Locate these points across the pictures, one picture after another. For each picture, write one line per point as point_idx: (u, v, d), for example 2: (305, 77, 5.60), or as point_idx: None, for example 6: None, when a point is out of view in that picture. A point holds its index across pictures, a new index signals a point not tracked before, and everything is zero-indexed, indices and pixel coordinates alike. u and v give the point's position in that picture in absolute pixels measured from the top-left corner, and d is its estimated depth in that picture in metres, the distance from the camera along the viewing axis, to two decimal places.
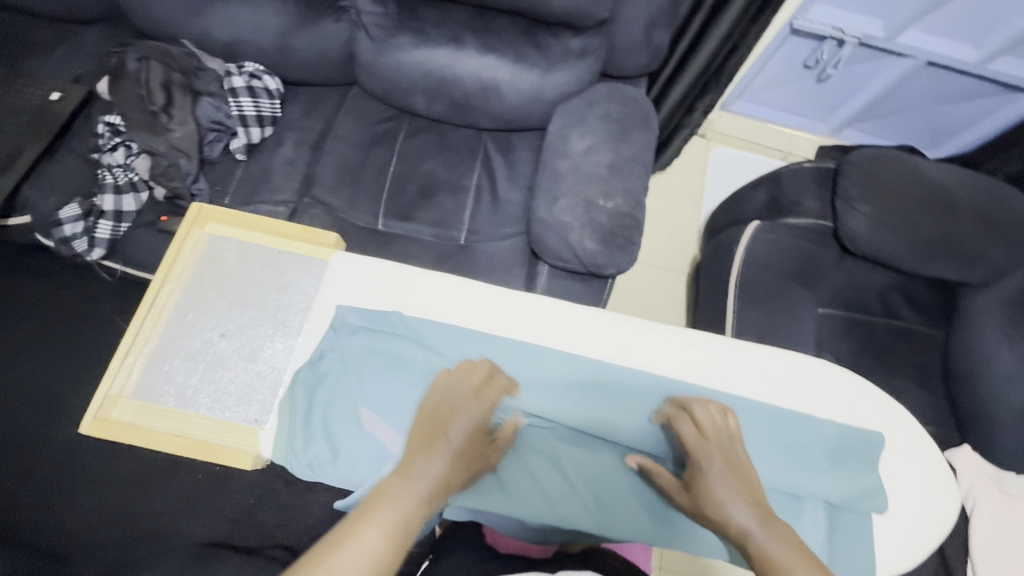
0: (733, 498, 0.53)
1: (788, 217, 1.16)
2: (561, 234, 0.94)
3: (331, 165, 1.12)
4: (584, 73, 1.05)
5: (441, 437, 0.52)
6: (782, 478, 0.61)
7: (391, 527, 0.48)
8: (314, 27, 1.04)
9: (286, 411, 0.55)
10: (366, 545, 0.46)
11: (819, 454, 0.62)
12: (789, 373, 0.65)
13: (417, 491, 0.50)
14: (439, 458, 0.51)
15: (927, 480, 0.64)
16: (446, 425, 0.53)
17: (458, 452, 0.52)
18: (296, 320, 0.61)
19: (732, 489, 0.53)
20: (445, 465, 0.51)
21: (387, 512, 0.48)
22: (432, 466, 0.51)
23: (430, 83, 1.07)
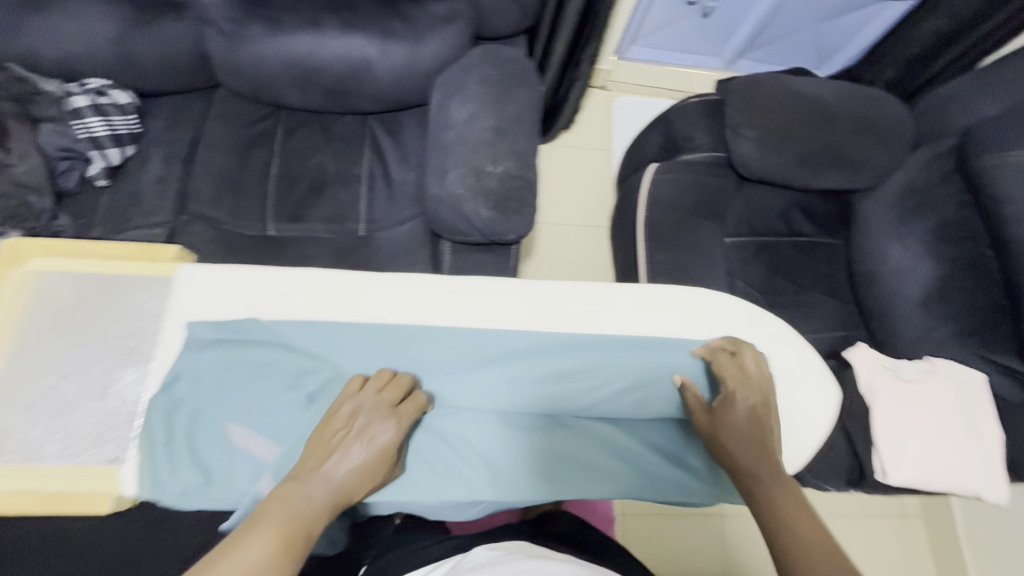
0: (751, 441, 0.58)
1: (683, 154, 1.16)
2: (455, 208, 0.91)
3: (206, 176, 1.04)
4: (455, 39, 1.01)
5: (350, 446, 0.53)
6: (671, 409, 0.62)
7: (288, 530, 0.46)
8: (154, 30, 0.96)
9: (145, 442, 0.54)
10: (257, 549, 0.43)
11: (698, 377, 0.64)
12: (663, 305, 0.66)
13: (317, 494, 0.49)
14: (344, 462, 0.52)
15: (808, 382, 0.66)
16: (357, 435, 0.54)
17: (367, 460, 0.53)
18: (147, 346, 0.59)
19: (756, 432, 0.58)
20: (350, 471, 0.52)
21: (284, 514, 0.47)
22: (334, 471, 0.51)
23: (296, 73, 1.01)
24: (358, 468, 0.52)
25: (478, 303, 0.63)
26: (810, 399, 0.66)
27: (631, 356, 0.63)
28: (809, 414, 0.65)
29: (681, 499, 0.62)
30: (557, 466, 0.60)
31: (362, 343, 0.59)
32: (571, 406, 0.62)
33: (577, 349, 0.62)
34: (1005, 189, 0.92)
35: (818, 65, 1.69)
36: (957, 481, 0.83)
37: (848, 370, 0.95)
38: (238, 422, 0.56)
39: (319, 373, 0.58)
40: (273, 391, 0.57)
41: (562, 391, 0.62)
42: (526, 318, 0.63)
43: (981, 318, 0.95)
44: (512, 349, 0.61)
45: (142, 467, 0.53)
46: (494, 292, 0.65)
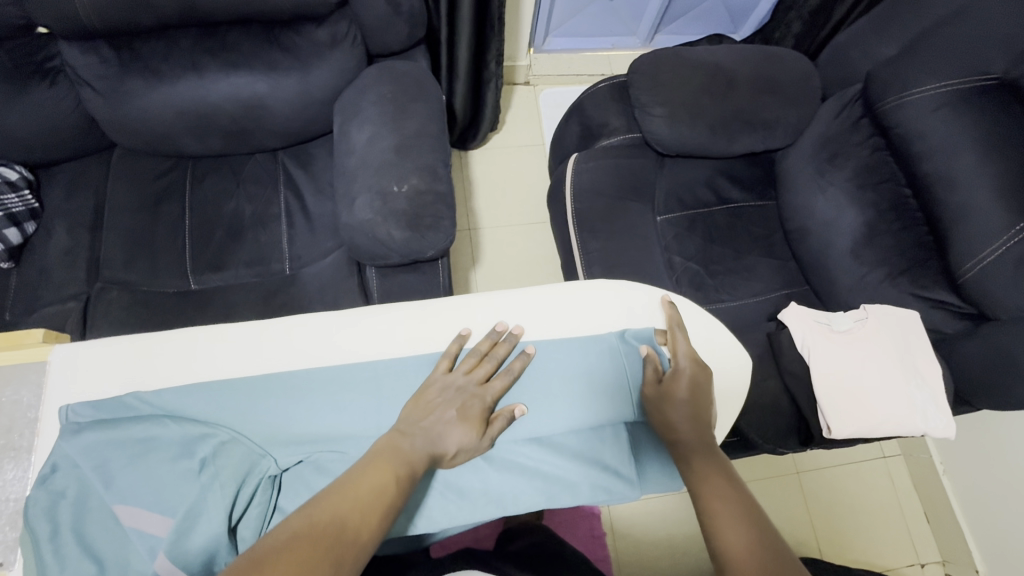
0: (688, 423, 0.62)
1: (601, 139, 1.15)
2: (368, 233, 0.89)
3: (116, 240, 1.01)
4: (345, 63, 1.00)
5: (450, 414, 0.59)
6: (579, 410, 0.63)
7: (397, 470, 0.55)
8: (26, 100, 0.93)
9: (27, 541, 0.51)
10: (375, 484, 0.53)
11: (605, 371, 0.65)
12: (559, 306, 0.68)
13: (419, 447, 0.57)
14: (441, 427, 0.58)
15: (712, 352, 0.70)
16: (458, 405, 0.59)
17: (462, 424, 0.59)
18: (23, 439, 0.59)
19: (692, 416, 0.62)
20: (445, 434, 0.58)
21: (391, 459, 0.55)
22: (434, 432, 0.58)
23: (190, 121, 0.99)
24: (452, 430, 0.58)
25: (380, 331, 0.64)
26: (720, 374, 0.69)
27: (533, 365, 0.65)
28: (718, 388, 0.69)
29: (603, 498, 0.62)
30: (471, 488, 0.61)
31: (257, 397, 0.58)
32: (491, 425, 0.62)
33: None
34: (909, 127, 0.94)
35: (734, 29, 1.70)
36: (892, 425, 0.87)
37: (784, 330, 0.97)
38: (126, 501, 0.53)
39: (209, 437, 0.56)
40: (165, 462, 0.55)
41: None
42: (428, 340, 0.65)
43: (908, 256, 0.96)
44: (414, 375, 0.63)
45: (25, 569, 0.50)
46: (393, 318, 0.65)
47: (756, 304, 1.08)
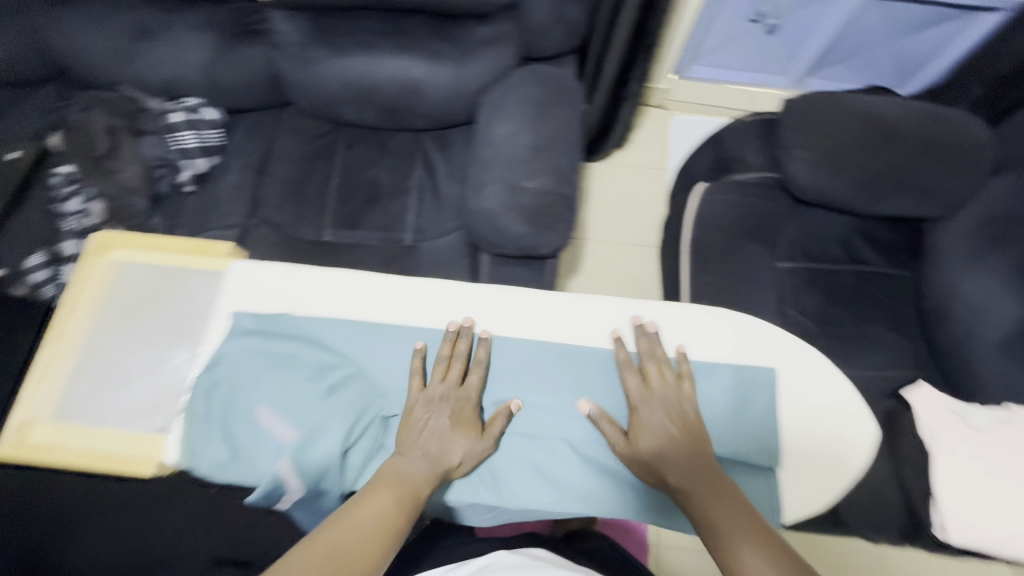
0: (674, 457, 0.60)
1: (734, 173, 1.12)
2: (491, 221, 0.94)
3: (276, 185, 1.15)
4: (500, 60, 1.06)
5: (446, 424, 0.61)
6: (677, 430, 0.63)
7: (400, 494, 0.57)
8: (235, 54, 1.09)
9: (185, 415, 0.58)
10: (380, 510, 0.56)
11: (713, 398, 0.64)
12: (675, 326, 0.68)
13: (422, 467, 0.59)
14: (438, 442, 0.60)
15: (836, 410, 0.64)
16: (450, 416, 0.61)
17: (458, 431, 0.61)
18: (198, 330, 0.64)
19: (679, 445, 0.60)
20: (447, 447, 0.60)
21: (392, 486, 0.58)
22: (434, 447, 0.60)
23: (355, 92, 1.10)
24: (450, 440, 0.60)
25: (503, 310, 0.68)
26: (840, 437, 0.63)
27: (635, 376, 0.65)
28: (832, 450, 0.62)
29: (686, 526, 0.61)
30: (558, 478, 0.61)
31: (387, 342, 0.64)
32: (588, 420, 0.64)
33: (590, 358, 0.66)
34: None
35: (900, 83, 1.57)
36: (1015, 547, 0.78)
37: (905, 411, 0.92)
38: (265, 404, 0.59)
39: (341, 368, 0.62)
40: (302, 379, 0.61)
41: (570, 399, 0.65)
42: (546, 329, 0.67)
43: None
44: (522, 356, 0.66)
45: (179, 438, 0.58)
46: (516, 301, 0.69)
47: (877, 376, 0.98)
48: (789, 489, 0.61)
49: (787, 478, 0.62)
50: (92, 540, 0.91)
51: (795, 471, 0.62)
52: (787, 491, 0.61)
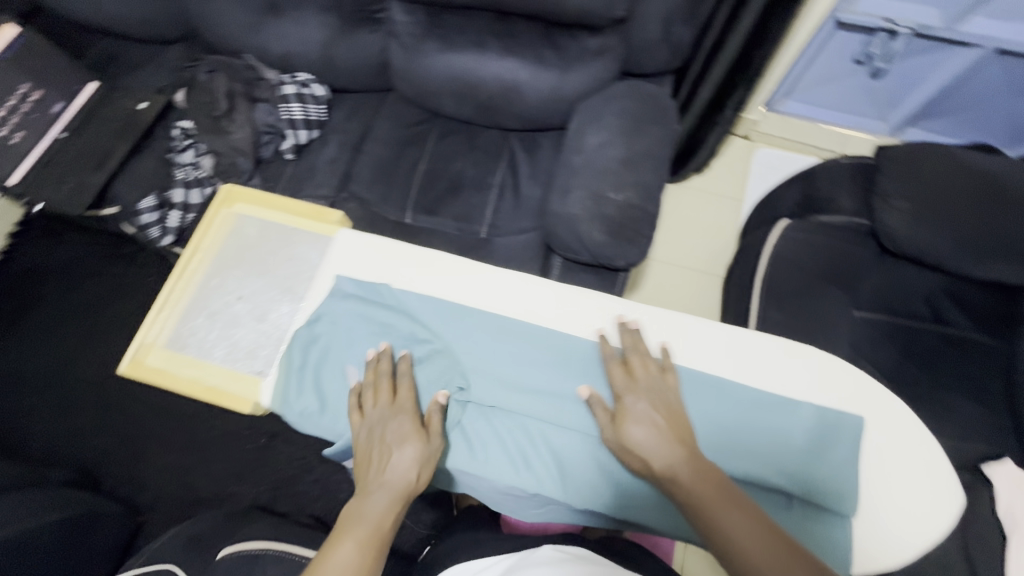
0: (659, 447, 0.57)
1: (821, 215, 1.09)
2: (572, 226, 0.95)
3: (368, 163, 1.21)
4: (602, 72, 1.08)
5: (394, 445, 0.57)
6: (753, 462, 0.59)
7: (362, 537, 0.54)
8: (352, 37, 1.16)
9: (283, 363, 0.62)
10: (343, 560, 0.53)
11: (797, 436, 0.60)
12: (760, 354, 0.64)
13: (385, 499, 0.56)
14: (391, 465, 0.57)
15: (924, 470, 0.59)
16: (392, 439, 0.58)
17: (406, 446, 0.57)
18: (301, 287, 0.67)
19: (666, 434, 0.57)
20: (400, 467, 0.57)
21: (364, 532, 0.54)
22: (388, 473, 0.57)
23: (457, 86, 1.14)
24: (404, 456, 0.57)
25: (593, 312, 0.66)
26: (926, 499, 0.58)
27: (709, 402, 0.62)
28: (914, 509, 0.58)
29: None
30: (625, 486, 0.61)
31: (478, 327, 0.64)
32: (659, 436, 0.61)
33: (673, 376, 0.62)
34: None
35: (1008, 144, 1.49)
36: None
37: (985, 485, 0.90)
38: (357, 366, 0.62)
39: (429, 345, 0.64)
40: (394, 350, 0.63)
41: (645, 413, 0.62)
42: (633, 338, 0.65)
43: None
44: (597, 363, 0.64)
45: (277, 383, 0.61)
46: (603, 304, 0.67)
47: (952, 447, 0.92)
48: (861, 542, 0.58)
49: (861, 530, 0.59)
50: (182, 458, 1.33)
51: (869, 521, 0.59)
52: (859, 540, 0.58)
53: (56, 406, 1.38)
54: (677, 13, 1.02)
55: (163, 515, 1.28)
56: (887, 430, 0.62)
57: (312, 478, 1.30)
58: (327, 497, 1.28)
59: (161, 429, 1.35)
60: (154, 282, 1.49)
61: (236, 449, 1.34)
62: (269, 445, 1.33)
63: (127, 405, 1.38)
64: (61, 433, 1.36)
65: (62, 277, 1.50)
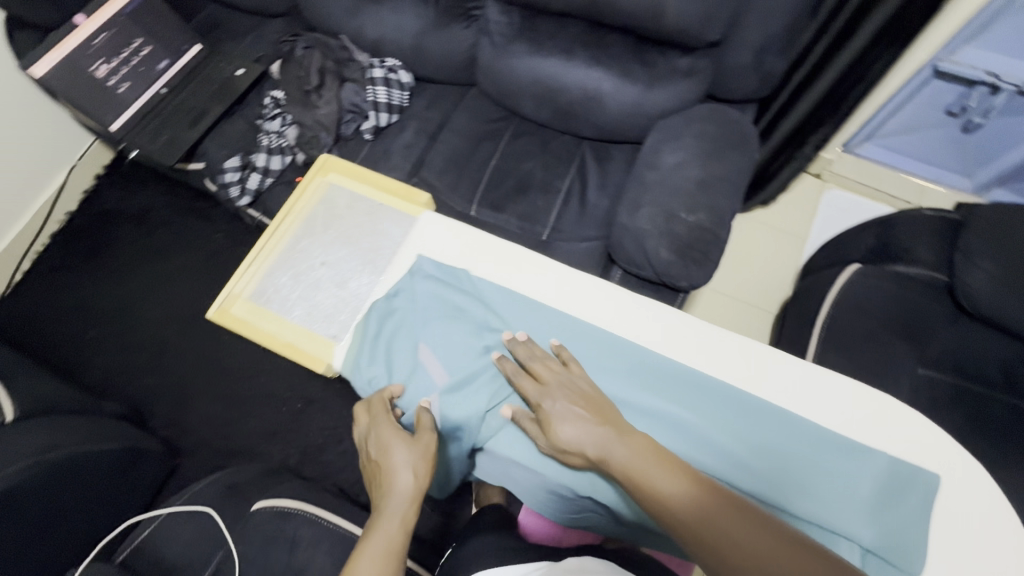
0: (593, 443, 0.55)
1: (896, 264, 1.05)
2: (639, 240, 0.96)
3: (442, 152, 1.24)
4: (687, 92, 1.07)
5: (396, 452, 0.57)
6: (817, 508, 0.55)
7: (378, 556, 0.53)
8: (445, 30, 1.19)
9: (358, 330, 0.64)
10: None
11: (866, 488, 0.55)
12: (834, 395, 0.60)
13: (401, 504, 0.55)
14: (391, 475, 0.56)
15: (1005, 548, 0.54)
16: (391, 446, 0.57)
17: (401, 453, 0.57)
18: (382, 262, 0.70)
19: (593, 430, 0.55)
20: (398, 473, 0.56)
21: (386, 542, 0.54)
22: (393, 486, 0.56)
23: (539, 89, 1.16)
24: (400, 463, 0.56)
25: (666, 326, 0.64)
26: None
27: (754, 430, 0.58)
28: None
29: None
30: None
31: (549, 324, 0.63)
32: (719, 465, 0.57)
33: (741, 404, 0.59)
34: None
35: None
36: None
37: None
38: (429, 344, 0.63)
39: (501, 335, 0.64)
40: (465, 334, 0.63)
41: (707, 438, 0.58)
42: (704, 358, 0.62)
43: None
44: (674, 381, 0.60)
45: (351, 348, 0.63)
46: (676, 319, 0.64)
47: None
48: None
49: None
50: (224, 409, 1.38)
51: None
52: None
53: (118, 341, 1.46)
54: (775, 40, 0.99)
55: (199, 460, 1.33)
56: (966, 499, 0.56)
57: (341, 448, 1.32)
58: (351, 470, 1.30)
59: (209, 378, 1.41)
60: (220, 239, 1.56)
61: (273, 408, 1.37)
62: (306, 410, 1.37)
63: (182, 350, 1.44)
64: (118, 367, 1.44)
65: (139, 222, 1.59)
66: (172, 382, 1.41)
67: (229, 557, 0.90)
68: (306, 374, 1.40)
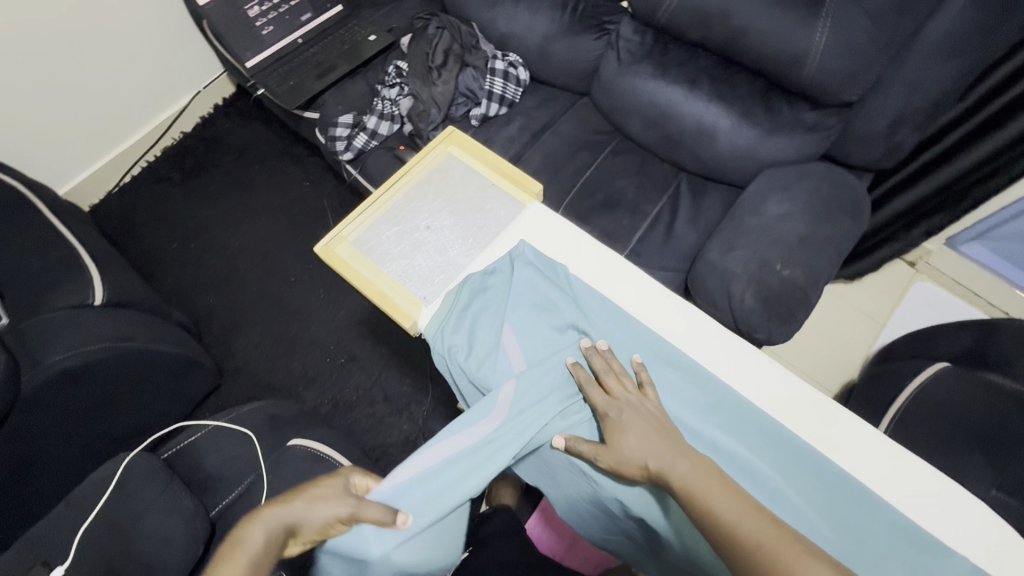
0: (659, 458, 0.54)
1: (992, 373, 0.95)
2: (724, 282, 0.94)
3: (540, 153, 1.26)
4: (807, 147, 1.05)
5: (318, 487, 0.55)
6: None
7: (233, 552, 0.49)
8: (575, 38, 1.21)
9: (451, 297, 0.66)
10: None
11: None
12: (920, 484, 0.56)
13: (278, 521, 0.51)
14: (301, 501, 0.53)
15: None
16: (325, 481, 0.56)
17: (321, 493, 0.54)
18: (483, 239, 0.73)
19: (655, 446, 0.54)
20: (303, 509, 0.53)
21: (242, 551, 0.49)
22: (294, 508, 0.53)
23: (653, 113, 1.15)
24: (312, 501, 0.53)
25: (750, 368, 0.63)
26: None
27: (825, 495, 0.55)
28: None
29: None
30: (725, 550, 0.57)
31: (634, 337, 0.64)
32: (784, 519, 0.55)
33: (817, 465, 0.56)
34: None
35: None
36: None
37: None
38: (517, 326, 0.64)
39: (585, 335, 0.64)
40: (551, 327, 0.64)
41: (776, 489, 0.56)
42: (785, 411, 0.60)
43: None
44: (754, 425, 0.59)
45: (439, 313, 0.66)
46: (764, 366, 0.63)
47: None
48: None
49: None
50: (276, 346, 1.44)
51: None
52: None
53: (195, 258, 1.56)
54: (913, 115, 0.96)
55: (240, 385, 1.39)
56: None
57: (372, 411, 1.35)
58: (374, 435, 1.32)
59: (268, 314, 1.48)
60: (307, 187, 1.64)
61: (318, 356, 1.42)
62: (348, 368, 1.40)
63: (252, 280, 1.52)
64: (191, 281, 1.52)
65: (240, 155, 1.69)
66: (234, 308, 1.49)
67: (258, 482, 0.94)
68: (354, 332, 1.44)
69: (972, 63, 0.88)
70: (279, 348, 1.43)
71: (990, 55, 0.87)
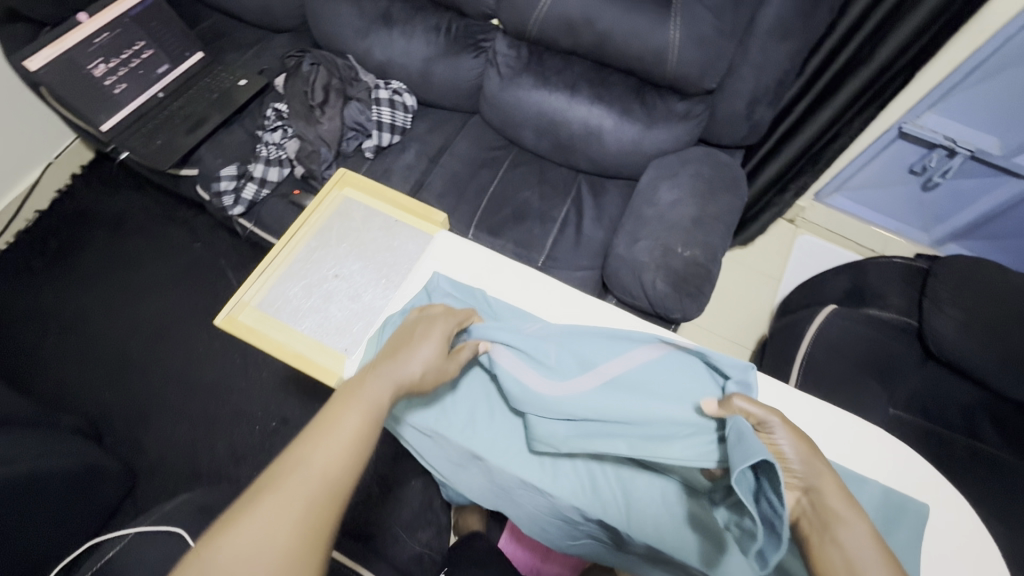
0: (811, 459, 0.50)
1: (870, 308, 1.10)
2: (635, 272, 0.99)
3: (441, 176, 1.26)
4: (684, 134, 1.14)
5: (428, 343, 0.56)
6: None
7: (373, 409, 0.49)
8: (454, 58, 1.23)
9: (373, 342, 0.65)
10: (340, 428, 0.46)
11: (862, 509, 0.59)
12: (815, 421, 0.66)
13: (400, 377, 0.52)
14: (419, 352, 0.55)
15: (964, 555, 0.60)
16: (428, 336, 0.57)
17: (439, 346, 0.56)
18: (397, 277, 0.72)
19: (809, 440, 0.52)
20: (421, 358, 0.54)
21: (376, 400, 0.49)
22: (415, 359, 0.54)
23: (542, 122, 1.20)
24: (431, 354, 0.55)
25: None
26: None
27: None
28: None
29: None
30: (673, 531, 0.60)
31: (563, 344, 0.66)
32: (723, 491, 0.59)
33: None
34: None
35: None
36: None
37: None
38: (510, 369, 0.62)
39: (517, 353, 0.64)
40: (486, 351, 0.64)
41: None
42: None
43: None
44: None
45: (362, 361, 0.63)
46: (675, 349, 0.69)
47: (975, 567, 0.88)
48: None
49: None
50: (192, 427, 1.31)
51: None
52: None
53: (79, 351, 1.38)
54: (765, 94, 1.07)
55: (158, 480, 1.25)
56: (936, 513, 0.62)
57: None
58: None
59: (179, 394, 1.34)
60: (199, 250, 1.51)
61: (246, 427, 1.31)
62: (282, 431, 1.31)
63: (153, 361, 1.38)
64: (76, 378, 1.35)
65: (113, 227, 1.53)
66: (137, 396, 1.34)
67: None
68: (282, 393, 1.35)
69: (805, 41, 0.99)
70: (196, 429, 1.31)
71: (816, 34, 0.98)
